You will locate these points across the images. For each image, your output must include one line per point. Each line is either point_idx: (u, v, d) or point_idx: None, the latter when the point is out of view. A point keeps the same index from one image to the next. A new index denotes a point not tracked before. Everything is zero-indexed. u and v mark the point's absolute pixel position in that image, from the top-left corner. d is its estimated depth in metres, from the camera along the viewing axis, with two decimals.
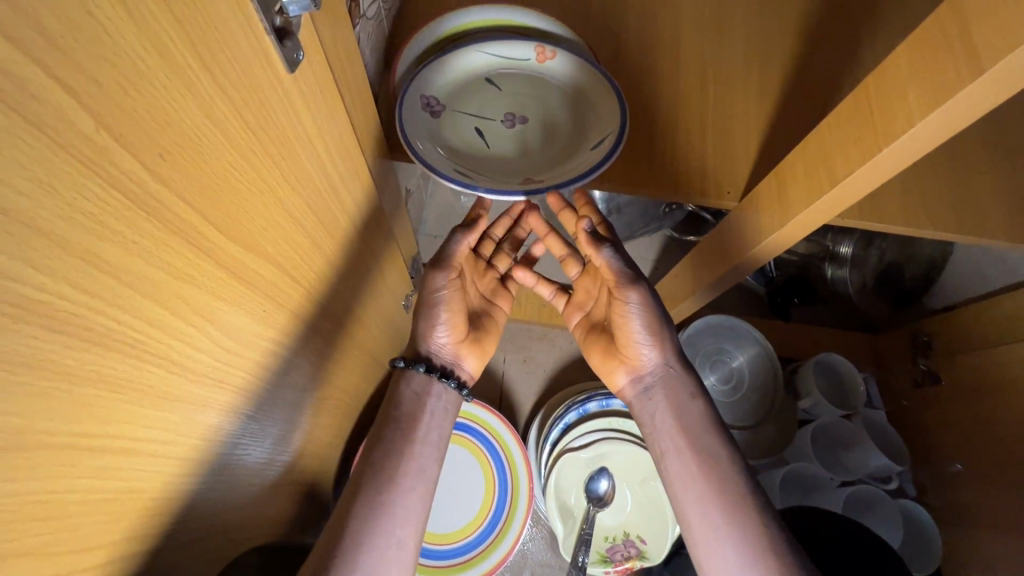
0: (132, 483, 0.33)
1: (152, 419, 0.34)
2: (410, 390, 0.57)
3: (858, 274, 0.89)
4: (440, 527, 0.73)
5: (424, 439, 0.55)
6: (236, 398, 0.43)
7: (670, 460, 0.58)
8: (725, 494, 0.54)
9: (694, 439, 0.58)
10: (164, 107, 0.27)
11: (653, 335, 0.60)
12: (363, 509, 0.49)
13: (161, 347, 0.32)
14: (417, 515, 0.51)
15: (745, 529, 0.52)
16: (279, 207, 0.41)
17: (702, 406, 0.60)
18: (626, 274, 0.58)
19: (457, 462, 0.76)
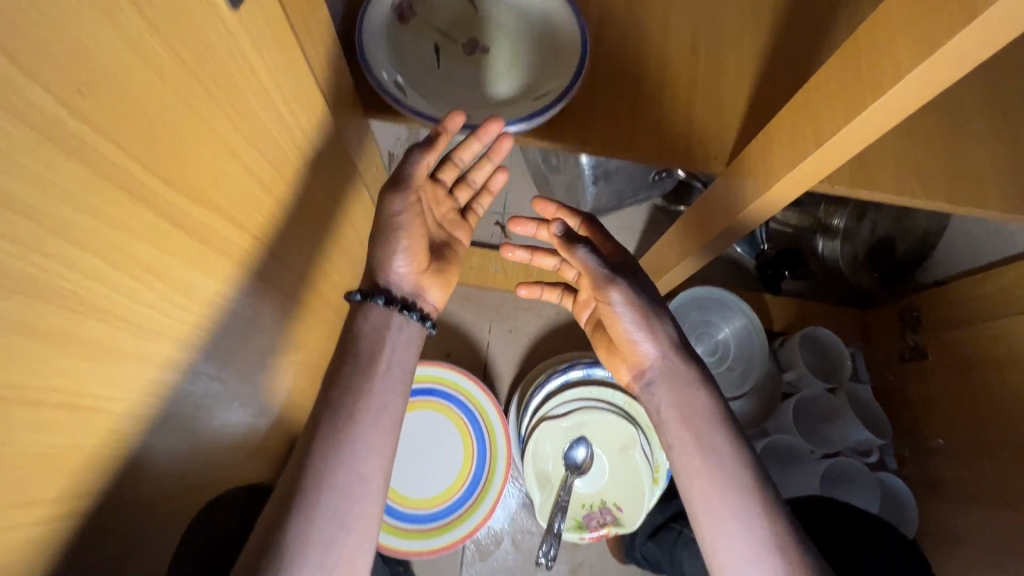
0: (74, 439, 0.33)
1: (95, 375, 0.33)
2: (375, 325, 0.53)
3: (849, 248, 0.87)
4: (418, 492, 0.73)
5: (384, 373, 0.51)
6: (190, 355, 0.43)
7: (680, 455, 0.56)
8: (735, 493, 0.52)
9: (702, 438, 0.56)
10: (81, 37, 0.25)
11: (646, 327, 0.59)
12: (314, 459, 0.46)
13: (99, 299, 0.31)
14: (384, 451, 0.48)
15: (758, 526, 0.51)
16: (230, 157, 0.39)
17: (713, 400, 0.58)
18: (602, 273, 0.56)
19: (436, 428, 0.76)
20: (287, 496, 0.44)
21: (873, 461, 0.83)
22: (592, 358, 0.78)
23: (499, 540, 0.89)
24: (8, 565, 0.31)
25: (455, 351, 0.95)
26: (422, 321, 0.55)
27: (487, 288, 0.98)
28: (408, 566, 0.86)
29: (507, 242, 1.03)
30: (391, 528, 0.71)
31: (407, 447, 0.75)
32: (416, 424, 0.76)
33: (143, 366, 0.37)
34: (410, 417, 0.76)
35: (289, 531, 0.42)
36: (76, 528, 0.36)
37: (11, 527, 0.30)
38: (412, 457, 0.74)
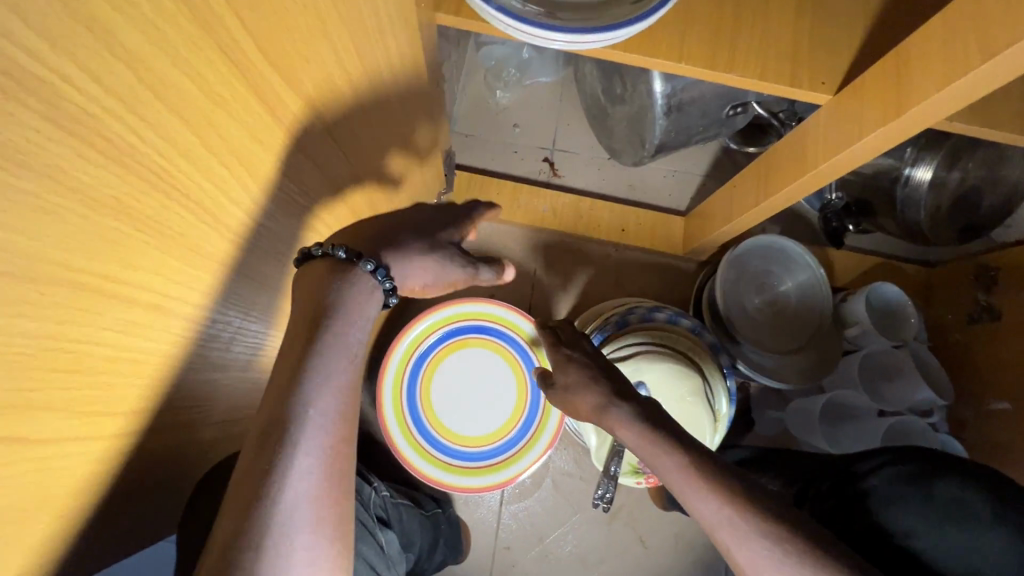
0: (159, 344, 0.30)
1: (179, 274, 0.29)
2: (335, 291, 0.42)
3: (933, 198, 0.81)
4: (469, 430, 0.71)
5: (335, 350, 0.41)
6: (260, 265, 0.39)
7: (660, 464, 0.51)
8: (715, 496, 0.47)
9: (664, 451, 0.51)
10: None
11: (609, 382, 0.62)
12: (269, 471, 0.37)
13: (193, 187, 0.27)
14: (344, 442, 0.40)
15: (750, 527, 0.45)
16: (322, 36, 0.34)
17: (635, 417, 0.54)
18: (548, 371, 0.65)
19: (486, 367, 0.73)
20: (245, 516, 0.36)
21: (935, 419, 0.80)
22: (654, 303, 0.75)
23: (539, 482, 0.89)
24: (93, 468, 0.29)
25: (500, 292, 0.92)
26: (388, 293, 0.45)
27: (535, 228, 0.94)
28: (449, 500, 0.86)
29: (556, 181, 0.98)
30: (445, 465, 0.70)
31: (456, 384, 0.72)
32: (467, 362, 0.73)
33: (223, 273, 0.34)
34: (458, 355, 0.73)
35: (248, 530, 0.36)
36: (149, 435, 0.34)
37: (95, 429, 0.28)
38: (464, 397, 0.72)
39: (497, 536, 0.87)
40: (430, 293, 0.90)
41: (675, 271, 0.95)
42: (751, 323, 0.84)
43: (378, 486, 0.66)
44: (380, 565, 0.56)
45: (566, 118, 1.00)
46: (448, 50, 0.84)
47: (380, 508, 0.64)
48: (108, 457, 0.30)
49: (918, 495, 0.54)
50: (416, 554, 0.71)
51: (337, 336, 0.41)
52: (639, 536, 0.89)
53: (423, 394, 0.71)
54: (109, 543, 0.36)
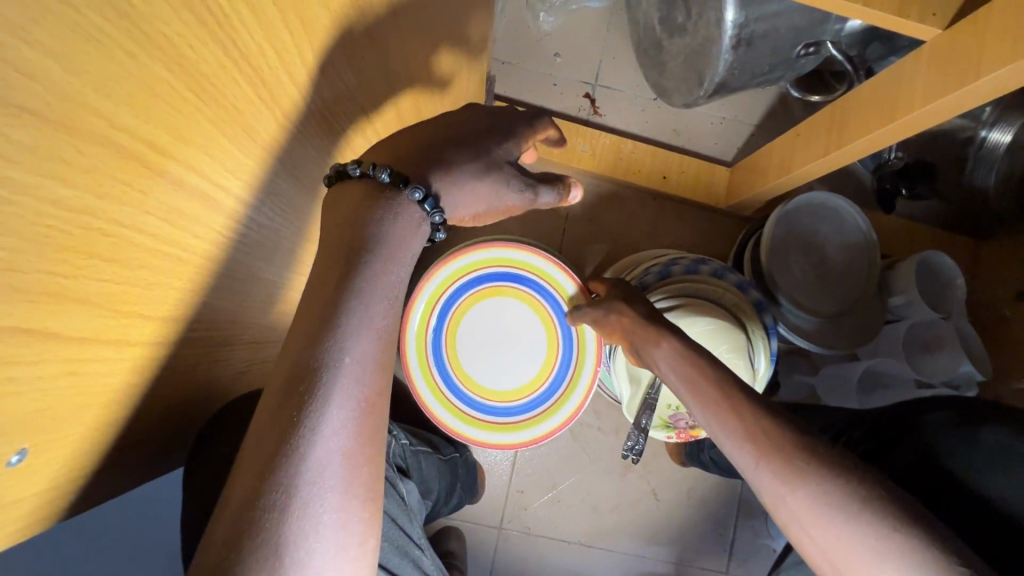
0: (197, 244, 0.26)
1: (231, 159, 0.25)
2: (377, 221, 0.37)
3: (1008, 163, 0.75)
4: (493, 382, 0.69)
5: (372, 293, 0.36)
6: (304, 171, 0.34)
7: (685, 398, 0.50)
8: (739, 424, 0.45)
9: (699, 383, 0.49)
10: None
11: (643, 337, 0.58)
12: (296, 419, 0.33)
13: (252, 51, 0.22)
14: (375, 396, 0.36)
15: (773, 454, 0.42)
16: None
17: (668, 352, 0.52)
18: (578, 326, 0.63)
19: (516, 320, 0.69)
20: (265, 464, 0.33)
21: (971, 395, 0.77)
22: (698, 256, 0.72)
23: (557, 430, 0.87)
24: (128, 376, 0.26)
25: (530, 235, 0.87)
26: (436, 227, 0.40)
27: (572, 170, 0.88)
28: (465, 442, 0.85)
29: (596, 120, 0.91)
30: (461, 414, 0.69)
31: (485, 334, 0.69)
32: (499, 311, 0.69)
33: (273, 171, 0.30)
34: (490, 304, 0.69)
35: (269, 484, 0.32)
36: (186, 347, 0.31)
37: (133, 333, 0.24)
38: (491, 348, 0.69)
39: (511, 480, 0.87)
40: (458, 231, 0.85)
41: (714, 225, 0.90)
42: (795, 284, 0.80)
43: (396, 433, 0.62)
44: (402, 518, 0.53)
45: (613, 51, 0.92)
46: None
47: (398, 458, 0.61)
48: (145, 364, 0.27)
49: (962, 440, 0.50)
50: (434, 499, 0.69)
51: (377, 276, 0.36)
52: (652, 489, 0.88)
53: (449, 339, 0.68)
54: (139, 455, 0.33)
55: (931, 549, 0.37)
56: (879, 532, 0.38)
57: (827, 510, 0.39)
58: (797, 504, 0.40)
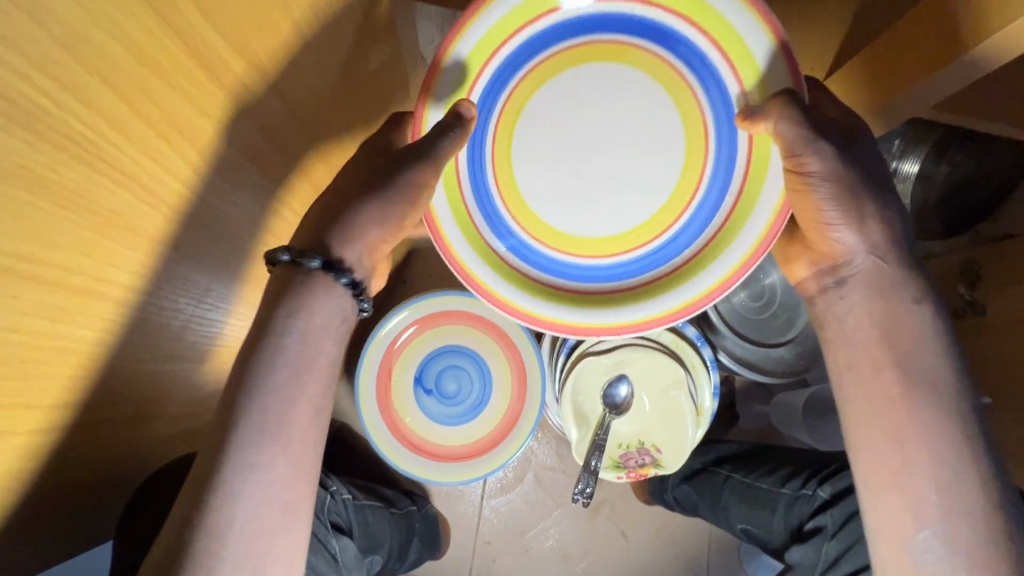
0: (78, 320, 0.29)
1: (108, 247, 0.29)
2: (281, 319, 0.44)
3: (921, 192, 0.80)
4: (615, 276, 0.46)
5: (282, 378, 0.44)
6: (208, 247, 0.38)
7: (863, 375, 0.46)
8: (919, 414, 0.44)
9: (904, 356, 0.45)
10: None
11: (847, 208, 0.44)
12: (218, 471, 0.42)
13: (103, 150, 0.26)
14: (267, 467, 0.43)
15: (943, 468, 0.42)
16: (275, 6, 0.32)
17: (924, 315, 0.45)
18: (803, 138, 0.40)
19: (638, 166, 0.46)
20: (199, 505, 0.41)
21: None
22: None
23: (522, 476, 0.87)
24: (16, 443, 0.29)
25: None
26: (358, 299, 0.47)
27: None
28: (427, 493, 0.85)
29: None
30: (419, 421, 0.71)
31: (598, 202, 0.46)
32: (590, 148, 0.46)
33: (163, 254, 0.33)
34: (557, 136, 0.46)
35: (199, 524, 0.41)
36: (86, 412, 0.33)
37: (24, 400, 0.28)
38: (451, 358, 0.73)
39: (478, 531, 0.86)
40: (416, 286, 0.86)
41: None
42: (735, 317, 0.83)
43: (336, 489, 0.63)
44: None
45: None
46: None
47: (336, 514, 0.61)
48: (32, 432, 0.30)
49: None
50: (385, 555, 0.68)
51: (266, 370, 0.43)
52: (621, 532, 0.88)
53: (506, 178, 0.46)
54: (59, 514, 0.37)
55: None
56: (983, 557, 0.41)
57: (948, 522, 0.42)
58: (917, 507, 0.43)
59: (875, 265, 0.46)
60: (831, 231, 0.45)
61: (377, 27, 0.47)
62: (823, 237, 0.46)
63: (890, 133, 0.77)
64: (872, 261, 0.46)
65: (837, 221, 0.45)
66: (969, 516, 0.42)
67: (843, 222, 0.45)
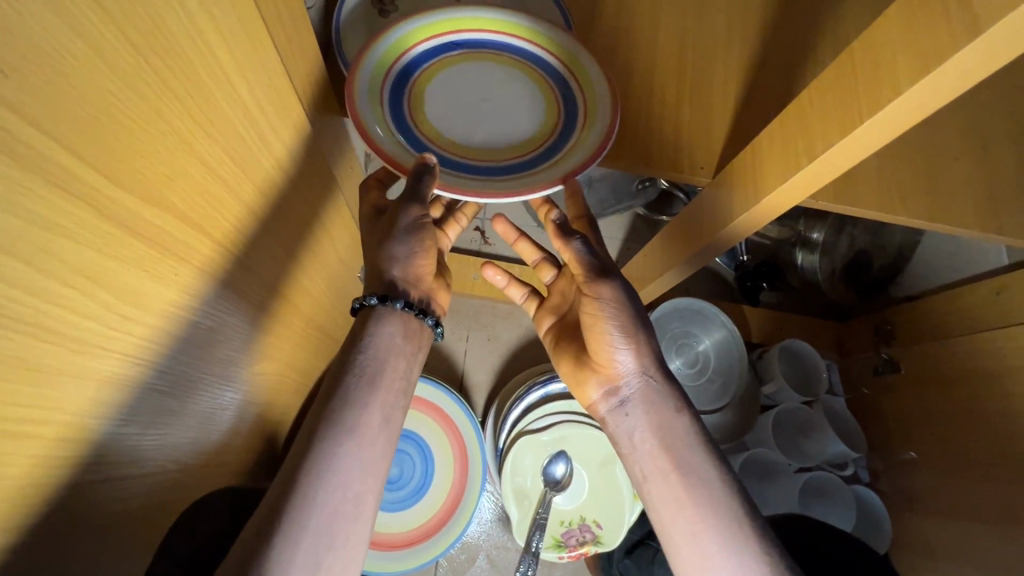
0: (5, 470, 0.29)
1: (21, 397, 0.29)
2: (369, 334, 0.51)
3: (828, 261, 0.89)
4: (561, 144, 0.53)
5: (371, 381, 0.48)
6: (135, 376, 0.38)
7: (654, 486, 0.51)
8: (703, 502, 0.48)
9: (677, 458, 0.51)
10: (12, 29, 0.22)
11: (629, 336, 0.53)
12: (308, 459, 0.43)
13: (31, 316, 0.28)
14: (355, 464, 0.45)
15: (737, 548, 0.46)
16: (188, 153, 0.35)
17: (688, 421, 0.52)
18: (593, 267, 0.53)
19: (510, 86, 0.55)
20: (288, 490, 0.42)
21: (852, 527, 0.78)
22: None
23: (473, 557, 0.84)
24: None
25: (431, 362, 0.89)
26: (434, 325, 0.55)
27: (465, 296, 0.92)
28: None
29: (489, 249, 0.96)
30: None
31: (508, 120, 0.54)
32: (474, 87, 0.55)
33: (85, 390, 0.33)
34: (445, 88, 0.54)
35: (287, 510, 0.41)
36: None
37: None
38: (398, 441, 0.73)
39: None
40: None
41: None
42: None
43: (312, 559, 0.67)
44: None
45: None
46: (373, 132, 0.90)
47: None
48: None
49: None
50: None
51: (359, 375, 0.48)
52: None
53: (438, 135, 0.53)
54: None
55: None
56: None
57: None
58: None
59: (647, 384, 0.54)
60: (613, 355, 0.54)
61: (303, 151, 0.51)
62: (608, 359, 0.54)
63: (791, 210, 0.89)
64: (643, 382, 0.54)
65: (620, 344, 0.53)
66: None
67: (625, 346, 0.54)
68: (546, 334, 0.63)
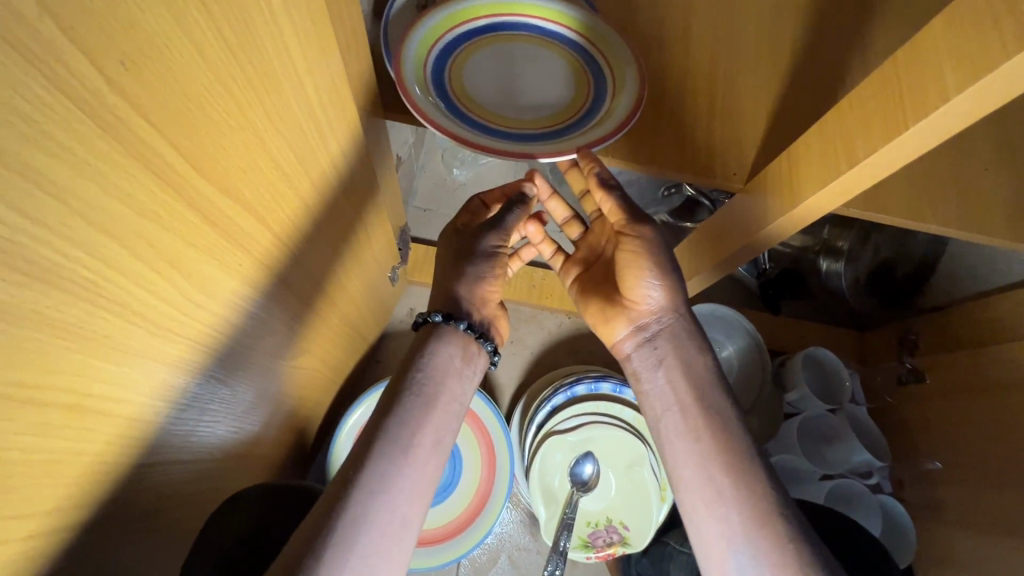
0: (82, 443, 0.31)
1: (104, 374, 0.30)
2: (428, 355, 0.53)
3: (852, 269, 0.92)
4: (589, 116, 0.58)
5: (427, 403, 0.50)
6: (197, 360, 0.39)
7: (670, 418, 0.55)
8: (717, 434, 0.52)
9: (699, 395, 0.55)
10: (134, 28, 0.23)
11: (665, 275, 0.57)
12: (362, 472, 0.44)
13: (121, 296, 0.29)
14: (406, 482, 0.45)
15: (745, 479, 0.50)
16: (259, 147, 0.36)
17: (708, 360, 0.57)
18: (634, 214, 0.56)
19: (541, 68, 0.61)
20: (339, 500, 0.42)
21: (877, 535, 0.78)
22: (603, 373, 0.78)
23: (495, 557, 0.84)
24: None
25: None
26: (491, 354, 0.57)
27: None
28: None
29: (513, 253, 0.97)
30: None
31: (537, 96, 0.60)
32: (505, 67, 0.60)
33: (154, 371, 0.35)
34: (478, 67, 0.60)
35: (338, 520, 0.41)
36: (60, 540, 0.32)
37: (6, 532, 0.28)
38: None
39: None
40: (385, 366, 0.90)
41: None
42: None
43: None
44: None
45: None
46: (406, 136, 0.92)
47: None
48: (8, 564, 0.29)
49: None
50: None
51: (416, 396, 0.50)
52: None
53: (477, 109, 0.58)
54: None
55: (806, 555, 0.46)
56: (786, 542, 0.46)
57: (755, 522, 0.48)
58: (726, 512, 0.49)
59: (675, 322, 0.58)
60: (644, 292, 0.58)
61: (353, 149, 0.52)
62: (637, 296, 0.58)
63: (819, 218, 0.91)
64: (672, 320, 0.58)
65: (653, 282, 0.57)
66: (773, 510, 0.48)
67: (658, 284, 0.57)
68: (572, 285, 0.67)
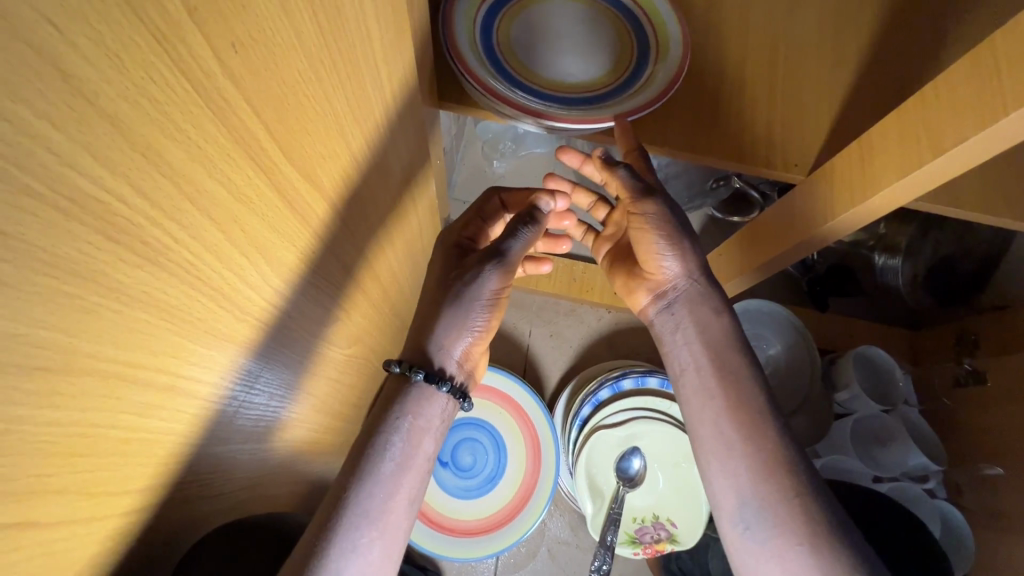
0: (170, 424, 0.31)
1: (195, 355, 0.31)
2: (398, 412, 0.48)
3: (910, 263, 0.88)
4: (631, 82, 0.58)
5: (396, 468, 0.47)
6: (267, 344, 0.40)
7: (687, 375, 0.55)
8: (733, 402, 0.52)
9: (718, 358, 0.54)
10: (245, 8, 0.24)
11: (676, 244, 0.56)
12: (325, 555, 0.42)
13: (214, 279, 0.29)
14: (370, 555, 0.44)
15: (761, 450, 0.50)
16: (337, 133, 0.36)
17: (727, 323, 0.56)
18: (640, 188, 0.55)
19: (587, 26, 0.60)
20: None
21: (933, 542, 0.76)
22: (649, 367, 0.76)
23: (534, 551, 0.84)
24: (87, 552, 0.29)
25: (495, 354, 0.90)
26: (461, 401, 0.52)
27: (529, 290, 0.93)
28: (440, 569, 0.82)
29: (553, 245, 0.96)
30: (439, 496, 0.72)
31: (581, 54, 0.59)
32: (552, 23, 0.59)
33: (231, 355, 0.35)
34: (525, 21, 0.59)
35: None
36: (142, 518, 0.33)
37: (103, 508, 0.28)
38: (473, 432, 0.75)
39: None
40: None
41: None
42: None
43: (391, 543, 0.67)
44: None
45: None
46: (450, 126, 0.94)
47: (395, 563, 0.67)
48: (100, 541, 0.30)
49: None
50: None
51: (382, 463, 0.47)
52: None
53: (521, 67, 0.57)
54: None
55: (822, 523, 0.46)
56: (804, 516, 0.47)
57: (770, 493, 0.48)
58: (738, 479, 0.49)
59: (692, 287, 0.56)
60: (659, 262, 0.57)
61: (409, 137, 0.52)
62: (654, 266, 0.57)
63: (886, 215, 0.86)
64: (688, 284, 0.56)
65: (667, 251, 0.56)
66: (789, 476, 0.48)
67: (672, 252, 0.56)
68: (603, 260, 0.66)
